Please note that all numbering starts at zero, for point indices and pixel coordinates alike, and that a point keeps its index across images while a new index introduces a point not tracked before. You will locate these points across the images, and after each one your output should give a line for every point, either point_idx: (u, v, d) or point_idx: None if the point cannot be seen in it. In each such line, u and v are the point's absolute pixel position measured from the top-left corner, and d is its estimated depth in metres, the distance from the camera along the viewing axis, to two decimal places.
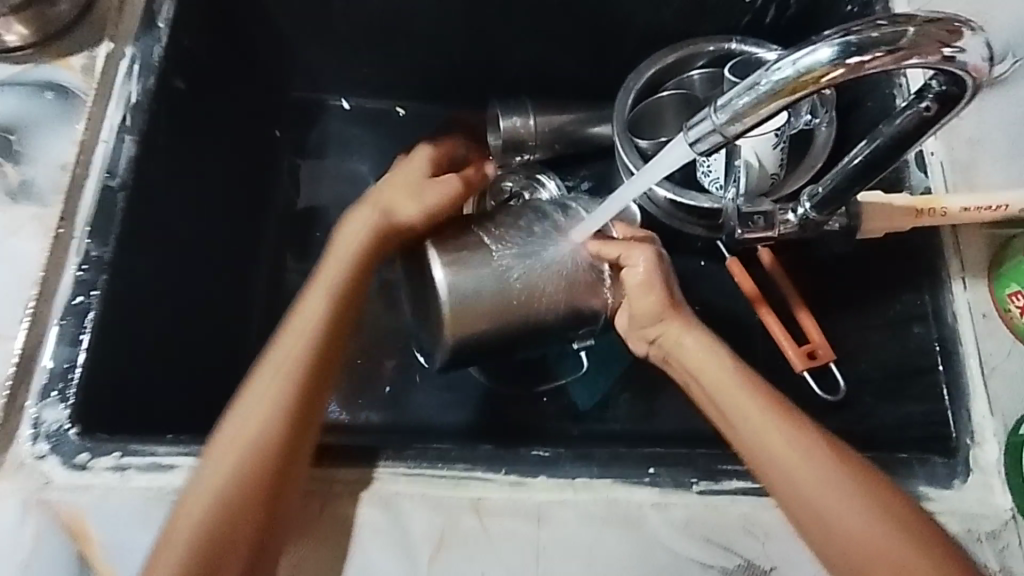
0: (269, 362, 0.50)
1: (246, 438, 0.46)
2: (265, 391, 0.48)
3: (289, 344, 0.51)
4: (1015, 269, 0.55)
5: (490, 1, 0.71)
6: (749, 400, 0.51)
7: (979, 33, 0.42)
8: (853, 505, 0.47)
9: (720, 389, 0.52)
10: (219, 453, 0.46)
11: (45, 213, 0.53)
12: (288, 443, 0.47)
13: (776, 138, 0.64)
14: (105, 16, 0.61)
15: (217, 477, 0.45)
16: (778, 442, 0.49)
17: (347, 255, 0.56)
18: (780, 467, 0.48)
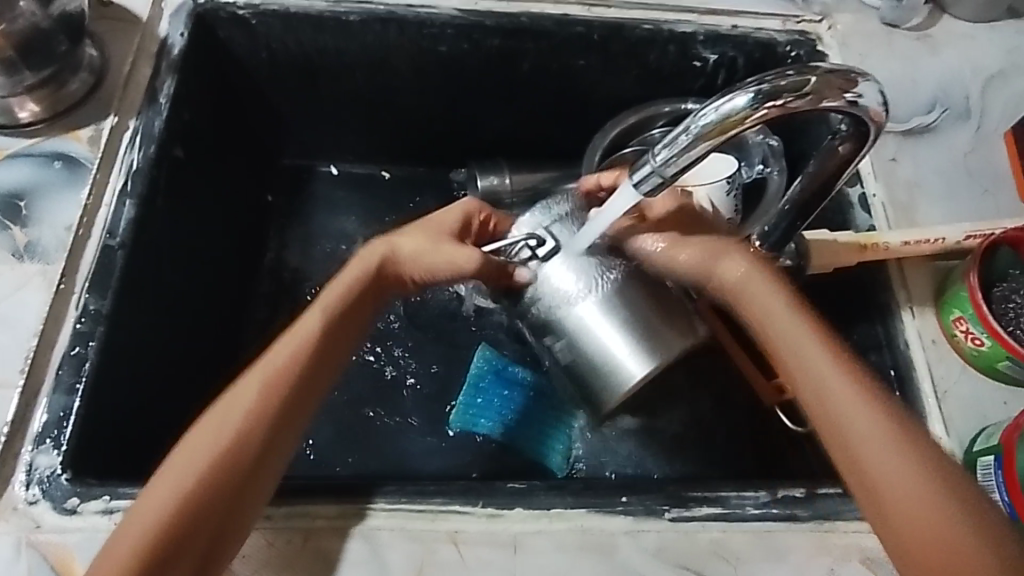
0: (252, 377, 0.53)
1: (205, 450, 0.50)
2: (239, 406, 0.51)
3: (266, 367, 0.53)
4: (957, 297, 0.61)
5: (466, 72, 0.81)
6: (822, 363, 0.50)
7: (870, 80, 0.49)
8: (909, 475, 0.46)
9: (794, 346, 0.51)
10: (181, 458, 0.50)
11: (50, 269, 0.59)
12: (239, 465, 0.50)
13: (727, 185, 0.71)
14: (111, 92, 0.67)
15: (174, 479, 0.49)
16: (856, 408, 0.48)
17: (334, 289, 0.58)
18: (850, 437, 0.48)
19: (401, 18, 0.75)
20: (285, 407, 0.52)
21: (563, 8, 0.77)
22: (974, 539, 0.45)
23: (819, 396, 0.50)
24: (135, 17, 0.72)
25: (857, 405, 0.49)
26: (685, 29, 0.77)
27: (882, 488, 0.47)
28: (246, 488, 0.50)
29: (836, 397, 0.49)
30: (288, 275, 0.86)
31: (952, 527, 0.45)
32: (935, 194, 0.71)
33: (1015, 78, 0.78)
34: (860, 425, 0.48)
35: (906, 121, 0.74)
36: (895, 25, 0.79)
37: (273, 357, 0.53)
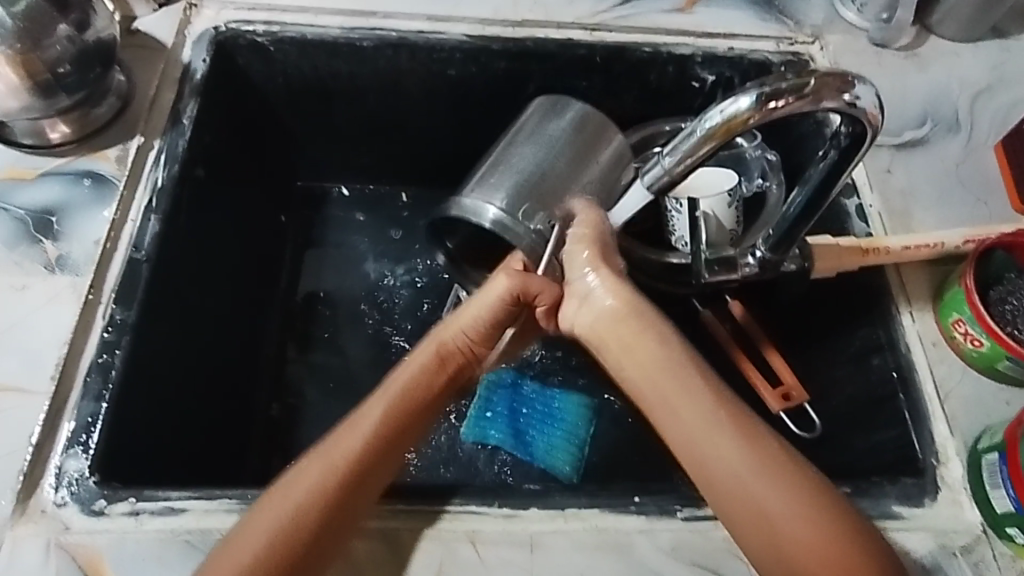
0: (345, 431, 0.56)
1: (304, 490, 0.52)
2: (332, 454, 0.54)
3: (359, 425, 0.56)
4: (954, 299, 0.63)
5: (472, 94, 0.84)
6: (690, 395, 0.55)
7: (868, 83, 0.51)
8: (746, 458, 0.53)
9: (659, 375, 0.56)
10: (276, 497, 0.52)
11: (79, 281, 0.61)
12: (341, 503, 0.52)
13: (729, 198, 0.72)
14: (137, 115, 0.70)
15: (277, 514, 0.51)
16: (716, 436, 0.54)
17: (407, 376, 0.60)
18: (724, 466, 0.53)
19: (413, 44, 0.79)
20: (380, 460, 0.55)
21: (566, 32, 0.81)
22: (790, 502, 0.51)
23: (655, 394, 0.56)
24: (159, 44, 0.75)
25: (688, 399, 0.55)
26: (683, 51, 0.81)
27: (711, 469, 0.53)
28: (343, 527, 0.52)
29: (687, 420, 0.55)
30: (302, 293, 0.88)
31: (794, 500, 0.51)
32: (929, 202, 0.74)
33: (1001, 93, 0.81)
34: (722, 449, 0.53)
35: (900, 134, 0.77)
36: (884, 45, 0.83)
37: (360, 420, 0.57)
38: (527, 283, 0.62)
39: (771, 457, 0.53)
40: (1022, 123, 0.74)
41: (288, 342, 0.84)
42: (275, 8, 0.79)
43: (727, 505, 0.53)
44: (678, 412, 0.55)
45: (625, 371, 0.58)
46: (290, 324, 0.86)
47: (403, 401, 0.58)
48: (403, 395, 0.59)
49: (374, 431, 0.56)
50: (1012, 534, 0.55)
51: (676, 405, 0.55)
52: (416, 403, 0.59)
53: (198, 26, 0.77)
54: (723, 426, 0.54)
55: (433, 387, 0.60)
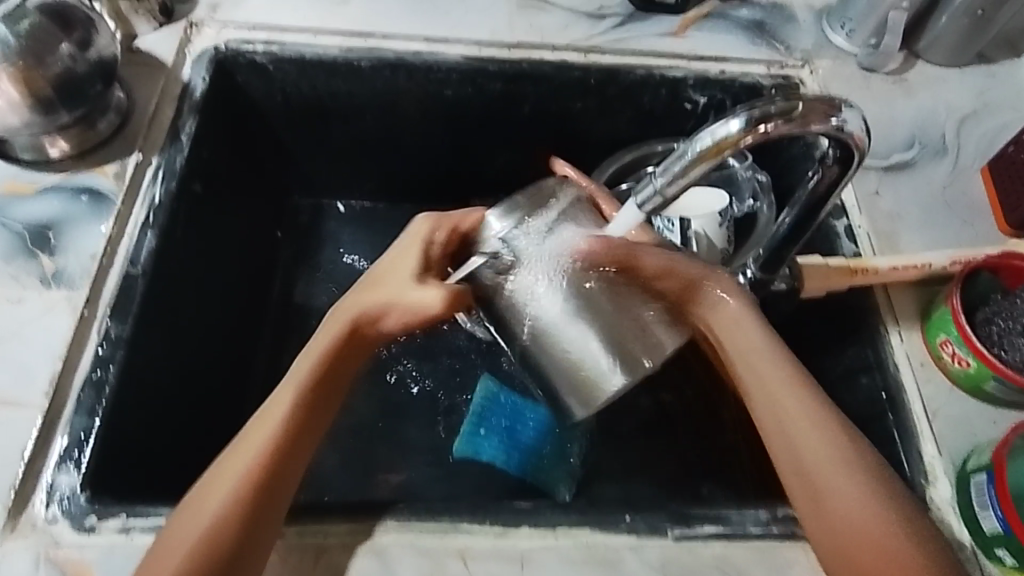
0: (261, 416, 0.56)
1: (241, 474, 0.52)
2: (253, 441, 0.54)
3: (276, 402, 0.57)
4: (941, 320, 0.64)
5: (468, 115, 0.85)
6: (794, 405, 0.57)
7: (854, 108, 0.52)
8: (843, 470, 0.54)
9: (770, 389, 0.58)
10: (204, 489, 0.52)
11: (75, 296, 0.62)
12: (269, 474, 0.53)
13: (720, 218, 0.75)
14: (137, 131, 0.71)
15: (212, 502, 0.51)
16: (815, 448, 0.55)
17: (313, 357, 0.59)
18: (820, 472, 0.54)
19: (410, 64, 0.80)
20: (290, 451, 0.55)
21: (561, 54, 0.82)
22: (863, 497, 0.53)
23: (752, 381, 0.59)
24: (161, 62, 0.76)
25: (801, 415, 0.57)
26: (675, 74, 0.82)
27: (815, 481, 0.54)
28: (264, 523, 0.51)
29: (790, 429, 0.56)
30: (296, 310, 0.89)
31: (872, 503, 0.53)
32: (917, 223, 0.75)
33: (986, 118, 0.83)
34: (819, 457, 0.55)
35: (887, 157, 0.79)
36: (872, 70, 0.85)
37: (271, 408, 0.56)
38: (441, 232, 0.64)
39: (873, 473, 0.54)
40: (1006, 148, 0.75)
41: (280, 359, 0.85)
42: (275, 28, 0.80)
43: (822, 512, 0.54)
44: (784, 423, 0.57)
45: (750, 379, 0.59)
46: (284, 340, 0.86)
47: (308, 386, 0.58)
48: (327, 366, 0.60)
49: (281, 422, 0.55)
50: (1001, 555, 0.56)
51: (783, 410, 0.57)
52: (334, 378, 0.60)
53: (199, 44, 0.78)
54: (819, 436, 0.55)
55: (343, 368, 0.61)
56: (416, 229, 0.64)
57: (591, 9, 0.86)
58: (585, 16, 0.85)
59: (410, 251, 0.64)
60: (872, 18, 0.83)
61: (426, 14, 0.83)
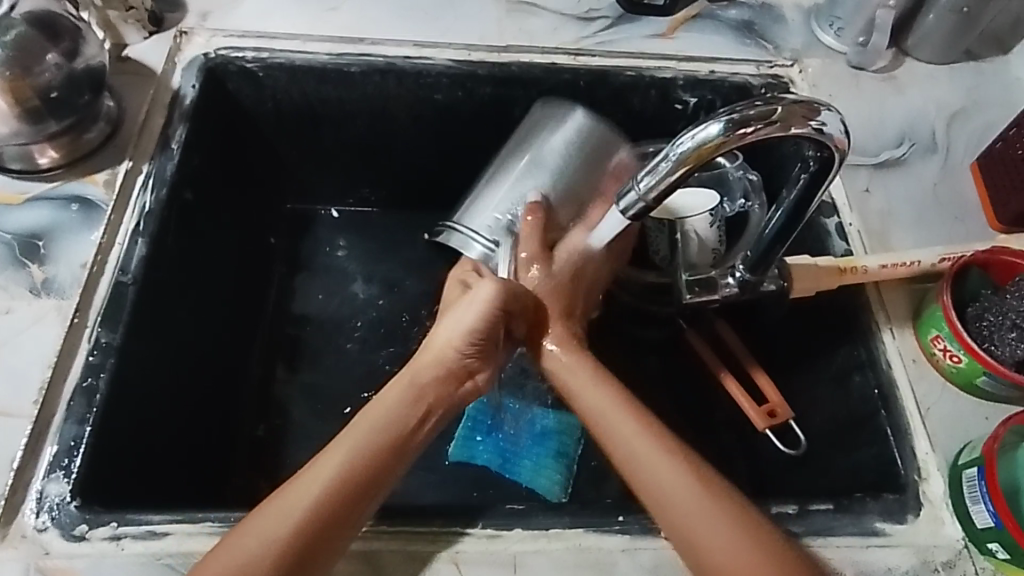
0: (336, 442, 0.54)
1: (314, 489, 0.51)
2: (325, 465, 0.52)
3: (348, 435, 0.54)
4: (932, 317, 0.64)
5: (459, 119, 0.86)
6: (638, 432, 0.56)
7: (834, 111, 0.52)
8: (700, 496, 0.52)
9: (610, 418, 0.57)
10: (285, 496, 0.50)
11: (65, 304, 0.62)
12: (345, 496, 0.51)
13: (710, 217, 0.75)
14: (127, 140, 0.71)
15: (290, 508, 0.50)
16: (664, 470, 0.54)
17: (397, 404, 0.57)
18: (672, 497, 0.52)
19: (400, 69, 0.81)
20: (355, 497, 0.51)
21: (550, 57, 0.83)
22: (707, 504, 0.52)
23: (593, 411, 0.59)
24: (151, 70, 0.76)
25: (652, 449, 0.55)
26: (664, 75, 0.83)
27: (669, 508, 0.52)
28: (312, 562, 0.49)
29: (641, 451, 0.55)
30: (290, 317, 0.89)
31: (744, 532, 0.50)
32: (907, 220, 0.75)
33: (975, 114, 0.83)
34: (672, 482, 0.53)
35: (877, 155, 0.79)
36: (861, 68, 0.85)
37: (342, 439, 0.54)
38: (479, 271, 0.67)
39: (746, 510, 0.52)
40: (994, 145, 0.76)
41: (275, 364, 0.85)
42: (265, 35, 0.80)
43: (678, 536, 0.52)
44: (631, 444, 0.55)
45: (593, 411, 0.59)
46: (278, 347, 0.86)
47: (380, 433, 0.55)
48: (415, 400, 0.58)
49: (346, 462, 0.52)
50: (993, 551, 0.56)
51: (628, 437, 0.56)
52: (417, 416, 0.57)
53: (189, 52, 0.78)
54: (671, 460, 0.54)
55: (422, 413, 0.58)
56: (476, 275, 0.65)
57: (579, 12, 0.86)
58: (574, 19, 0.86)
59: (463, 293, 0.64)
60: (860, 17, 0.83)
61: (415, 19, 0.83)
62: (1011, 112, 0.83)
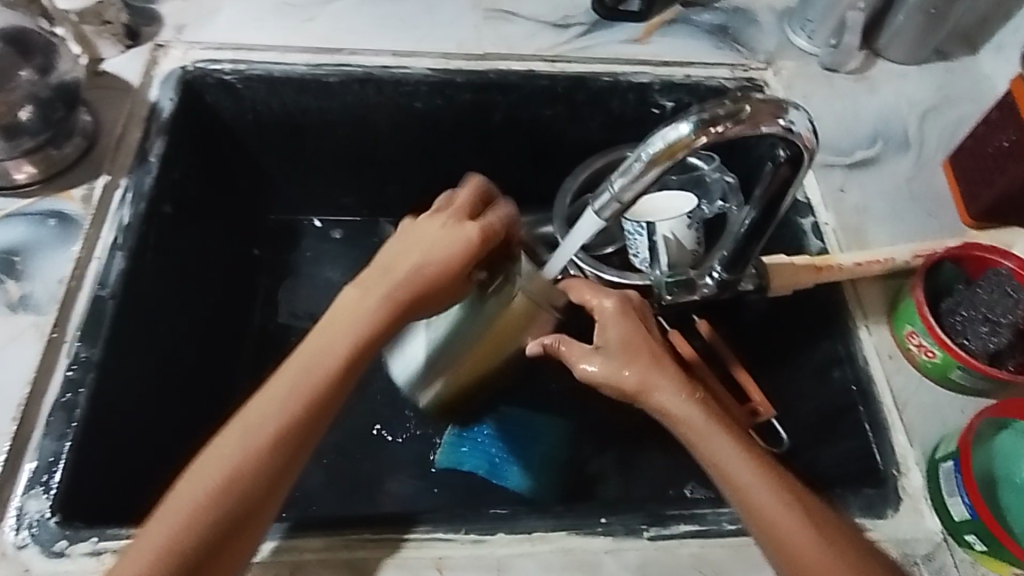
0: (247, 411, 0.52)
1: (225, 462, 0.49)
2: (232, 443, 0.50)
3: (264, 400, 0.52)
4: (906, 312, 0.65)
5: (438, 128, 0.86)
6: (718, 438, 0.53)
7: (801, 109, 0.53)
8: (783, 501, 0.50)
9: (690, 425, 0.55)
10: (199, 468, 0.50)
11: (42, 320, 0.61)
12: (269, 472, 0.50)
13: (688, 220, 0.75)
14: (104, 154, 0.71)
15: (197, 489, 0.49)
16: (742, 466, 0.52)
17: (292, 373, 0.54)
18: (766, 504, 0.50)
19: (378, 78, 0.81)
20: (272, 469, 0.50)
21: (528, 64, 0.83)
22: (790, 509, 0.50)
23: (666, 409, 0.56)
24: (127, 84, 0.76)
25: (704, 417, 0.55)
26: (641, 79, 0.84)
27: (756, 508, 0.50)
28: (237, 539, 0.48)
29: (715, 454, 0.53)
30: (275, 328, 0.89)
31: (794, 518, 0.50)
32: (882, 217, 0.76)
33: (946, 112, 0.85)
34: (754, 482, 0.51)
35: (851, 154, 0.80)
36: (834, 69, 0.86)
37: (260, 413, 0.52)
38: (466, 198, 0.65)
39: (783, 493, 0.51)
40: (964, 141, 0.77)
41: (260, 375, 0.85)
42: (242, 47, 0.80)
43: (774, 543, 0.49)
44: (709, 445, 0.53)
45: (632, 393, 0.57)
46: (263, 357, 0.87)
47: (294, 392, 0.53)
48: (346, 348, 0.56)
49: (272, 432, 0.51)
50: (971, 542, 0.56)
51: (705, 444, 0.53)
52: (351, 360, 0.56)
53: (166, 65, 0.78)
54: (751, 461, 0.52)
55: (349, 366, 0.55)
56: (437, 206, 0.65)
57: (556, 18, 0.87)
58: (551, 26, 0.86)
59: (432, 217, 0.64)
60: (832, 18, 0.85)
61: (392, 29, 0.84)
62: (980, 109, 0.85)
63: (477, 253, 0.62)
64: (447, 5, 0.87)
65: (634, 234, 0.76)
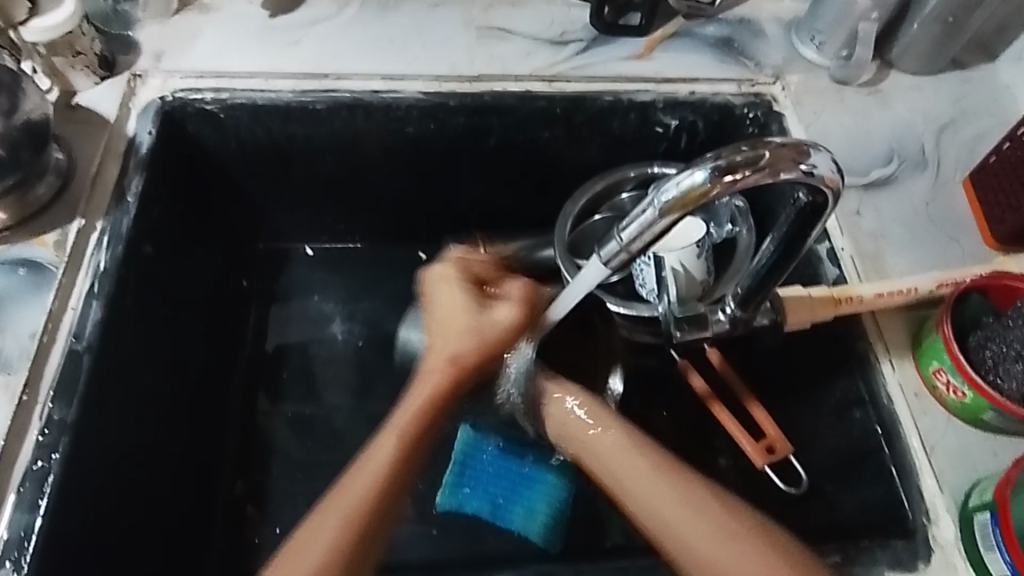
0: (306, 528, 0.56)
1: (316, 550, 0.54)
2: (296, 562, 0.54)
3: (321, 518, 0.56)
4: (932, 348, 0.61)
5: (433, 154, 0.82)
6: (632, 461, 0.60)
7: (822, 150, 0.49)
8: (698, 522, 0.56)
9: (615, 457, 0.62)
10: (296, 554, 0.54)
11: (12, 379, 0.58)
12: (354, 547, 0.55)
13: (698, 249, 0.71)
14: (78, 195, 0.67)
15: None
16: (654, 486, 0.58)
17: (354, 482, 0.57)
18: (665, 527, 0.57)
19: (368, 104, 0.77)
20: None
21: (524, 85, 0.79)
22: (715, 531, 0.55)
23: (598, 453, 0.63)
24: (102, 118, 0.72)
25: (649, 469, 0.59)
26: (644, 98, 0.80)
27: (660, 529, 0.57)
28: None
29: (626, 477, 0.60)
30: (267, 364, 0.86)
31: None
32: (901, 241, 0.72)
33: (964, 125, 0.81)
34: (654, 499, 0.58)
35: (867, 174, 0.76)
36: (846, 82, 0.82)
37: (316, 532, 0.55)
38: (469, 265, 0.72)
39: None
40: (987, 159, 0.73)
41: (252, 416, 0.82)
42: (224, 75, 0.76)
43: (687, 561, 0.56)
44: (621, 474, 0.61)
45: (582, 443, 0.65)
46: (255, 397, 0.83)
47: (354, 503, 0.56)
48: (410, 424, 0.62)
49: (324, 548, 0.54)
50: None
51: (619, 475, 0.61)
52: (421, 431, 0.62)
53: (144, 96, 0.74)
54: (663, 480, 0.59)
55: (413, 442, 0.61)
56: (447, 275, 0.70)
57: (553, 35, 0.83)
58: (547, 43, 0.82)
59: (450, 292, 0.69)
60: (842, 29, 0.80)
61: (382, 50, 0.80)
62: (1000, 122, 0.81)
63: (484, 335, 0.66)
64: (437, 23, 0.83)
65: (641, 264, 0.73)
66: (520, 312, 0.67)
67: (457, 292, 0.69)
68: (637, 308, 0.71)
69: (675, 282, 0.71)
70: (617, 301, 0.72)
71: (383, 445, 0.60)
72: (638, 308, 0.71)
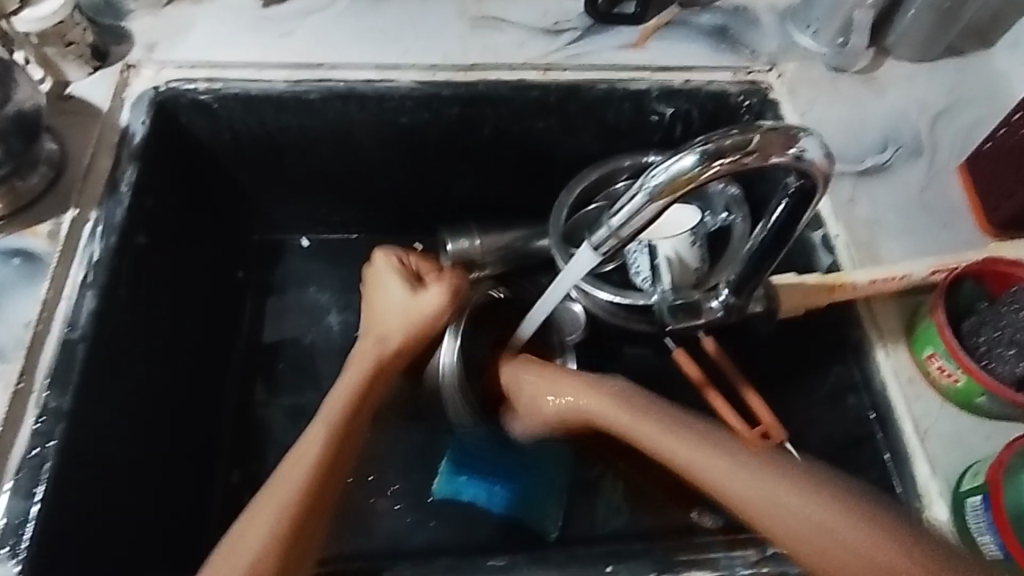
0: (239, 533, 0.53)
1: (248, 551, 0.52)
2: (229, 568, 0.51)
3: (252, 524, 0.53)
4: (925, 333, 0.61)
5: (427, 144, 0.82)
6: (652, 424, 0.60)
7: (812, 134, 0.49)
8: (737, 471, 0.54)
9: (630, 419, 0.61)
10: (234, 546, 0.53)
11: (7, 368, 0.58)
12: (291, 545, 0.53)
13: (692, 237, 0.71)
14: (71, 185, 0.67)
15: None
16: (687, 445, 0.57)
17: (282, 483, 0.55)
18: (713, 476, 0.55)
19: (362, 94, 0.77)
20: None
21: (518, 74, 0.79)
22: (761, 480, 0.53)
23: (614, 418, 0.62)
24: (95, 108, 0.72)
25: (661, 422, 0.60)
26: (638, 87, 0.79)
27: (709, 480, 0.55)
28: None
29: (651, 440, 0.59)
30: (263, 355, 0.86)
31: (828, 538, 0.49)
32: (895, 228, 0.72)
33: (960, 113, 0.81)
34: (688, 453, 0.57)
35: (861, 161, 0.76)
36: (841, 70, 0.82)
37: (243, 539, 0.53)
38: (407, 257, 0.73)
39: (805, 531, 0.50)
40: (982, 146, 0.73)
41: (248, 407, 0.82)
42: (217, 65, 0.76)
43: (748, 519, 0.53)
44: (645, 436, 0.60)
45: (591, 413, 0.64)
46: (251, 388, 0.84)
47: (285, 498, 0.54)
48: (339, 416, 0.61)
49: (257, 550, 0.52)
50: None
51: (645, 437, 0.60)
52: (348, 422, 0.61)
53: (137, 87, 0.74)
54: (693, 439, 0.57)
55: (342, 433, 0.60)
56: (382, 267, 0.71)
57: (547, 24, 0.83)
58: (542, 33, 0.82)
59: (386, 281, 0.70)
60: (838, 17, 0.80)
61: (376, 40, 0.80)
62: (996, 109, 0.81)
63: (410, 320, 0.67)
64: (431, 13, 0.82)
65: (635, 252, 0.73)
66: (445, 295, 0.68)
67: (386, 281, 0.70)
68: (630, 295, 0.72)
69: (668, 269, 0.71)
70: (611, 291, 0.72)
71: (314, 440, 0.59)
72: (632, 297, 0.72)
